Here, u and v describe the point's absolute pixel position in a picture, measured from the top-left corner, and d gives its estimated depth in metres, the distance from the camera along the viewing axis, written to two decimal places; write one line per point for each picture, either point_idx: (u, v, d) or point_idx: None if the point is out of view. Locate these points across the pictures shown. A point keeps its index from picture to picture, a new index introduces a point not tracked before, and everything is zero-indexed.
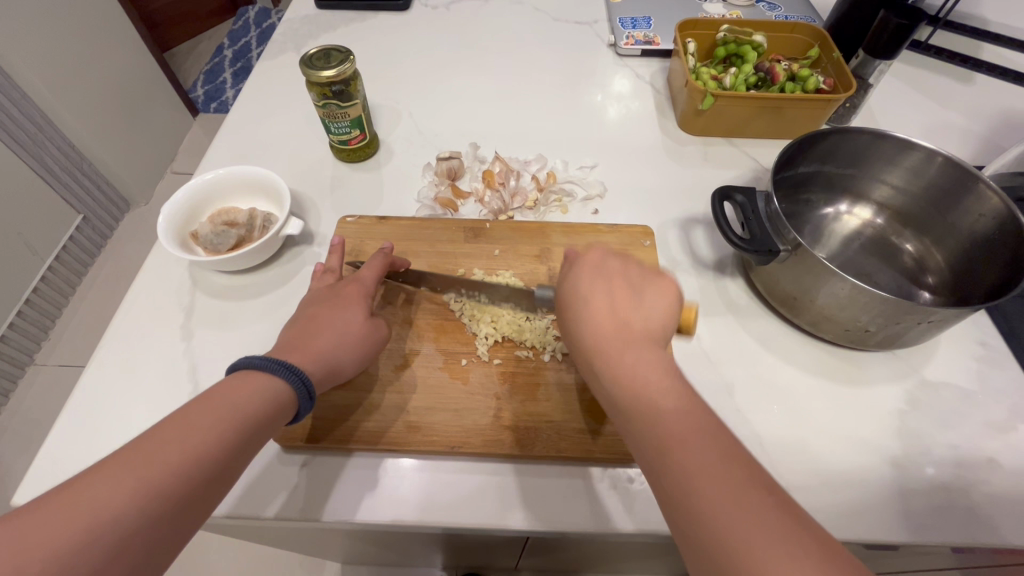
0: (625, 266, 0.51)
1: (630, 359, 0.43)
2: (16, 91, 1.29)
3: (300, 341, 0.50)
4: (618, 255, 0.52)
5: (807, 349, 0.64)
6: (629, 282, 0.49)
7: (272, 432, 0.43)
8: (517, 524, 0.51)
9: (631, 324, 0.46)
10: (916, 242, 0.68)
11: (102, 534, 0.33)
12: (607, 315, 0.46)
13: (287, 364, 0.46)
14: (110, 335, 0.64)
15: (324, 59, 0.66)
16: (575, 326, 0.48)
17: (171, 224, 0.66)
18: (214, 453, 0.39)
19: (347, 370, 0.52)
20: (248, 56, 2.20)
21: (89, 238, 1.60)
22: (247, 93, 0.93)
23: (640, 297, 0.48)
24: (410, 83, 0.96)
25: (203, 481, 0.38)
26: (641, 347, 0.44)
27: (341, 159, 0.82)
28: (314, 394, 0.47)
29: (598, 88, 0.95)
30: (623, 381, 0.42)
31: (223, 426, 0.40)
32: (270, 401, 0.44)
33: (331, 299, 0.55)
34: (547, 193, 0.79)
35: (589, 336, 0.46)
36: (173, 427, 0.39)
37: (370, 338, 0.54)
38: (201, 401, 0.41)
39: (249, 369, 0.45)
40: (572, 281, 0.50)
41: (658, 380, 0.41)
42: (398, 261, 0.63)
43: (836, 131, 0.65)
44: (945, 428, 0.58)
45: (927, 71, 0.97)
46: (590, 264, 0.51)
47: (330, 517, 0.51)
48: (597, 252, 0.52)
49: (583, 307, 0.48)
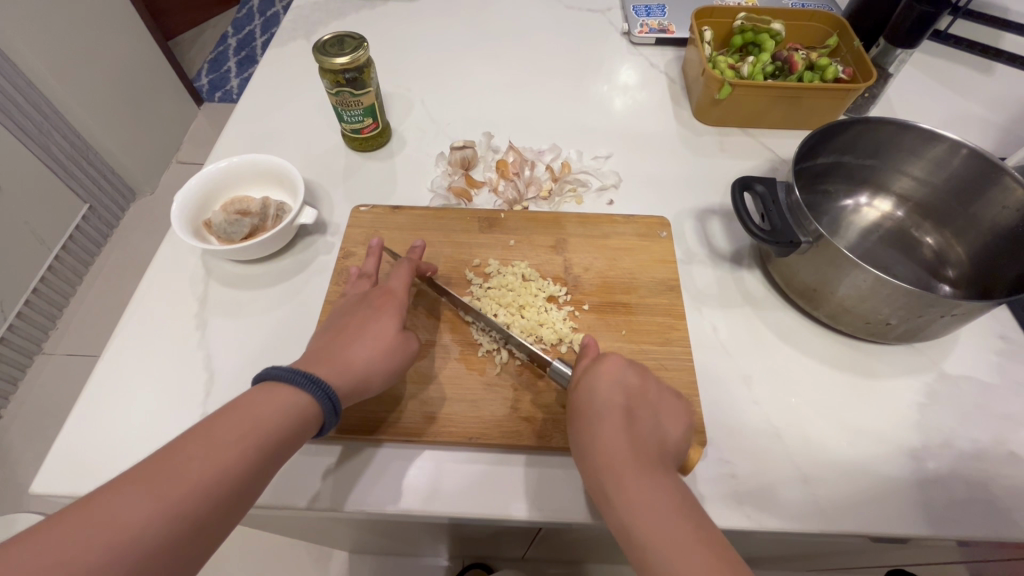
0: (645, 382, 0.49)
1: (641, 483, 0.41)
2: (20, 79, 1.28)
3: (328, 353, 0.49)
4: (637, 367, 0.50)
5: (824, 341, 0.63)
6: (645, 398, 0.48)
7: (295, 447, 0.43)
8: (534, 514, 0.51)
9: (645, 438, 0.44)
10: (937, 235, 0.68)
11: (116, 552, 0.33)
12: (622, 428, 0.44)
13: (311, 377, 0.45)
14: (124, 324, 0.64)
15: (337, 45, 0.65)
16: (584, 435, 0.46)
17: (184, 213, 0.66)
18: (229, 475, 0.38)
19: (375, 386, 0.50)
20: (253, 44, 2.18)
21: (95, 227, 1.60)
22: (257, 81, 0.92)
23: (658, 419, 0.47)
24: (422, 71, 0.94)
25: (226, 498, 0.38)
26: (649, 466, 0.42)
27: (353, 148, 0.82)
28: (338, 409, 0.46)
29: (609, 76, 0.94)
30: (637, 514, 0.39)
31: (247, 442, 0.40)
32: (294, 415, 0.43)
33: (364, 311, 0.54)
34: (562, 183, 0.78)
35: (598, 455, 0.44)
36: (193, 444, 0.39)
37: (403, 350, 0.52)
38: (232, 410, 0.41)
39: (272, 379, 0.44)
40: (586, 385, 0.49)
41: (668, 509, 0.39)
42: (425, 266, 0.62)
43: (858, 122, 0.64)
44: (966, 422, 0.57)
45: (947, 61, 0.95)
46: (607, 370, 0.49)
47: (346, 506, 0.51)
48: (615, 359, 0.50)
49: (597, 412, 0.46)
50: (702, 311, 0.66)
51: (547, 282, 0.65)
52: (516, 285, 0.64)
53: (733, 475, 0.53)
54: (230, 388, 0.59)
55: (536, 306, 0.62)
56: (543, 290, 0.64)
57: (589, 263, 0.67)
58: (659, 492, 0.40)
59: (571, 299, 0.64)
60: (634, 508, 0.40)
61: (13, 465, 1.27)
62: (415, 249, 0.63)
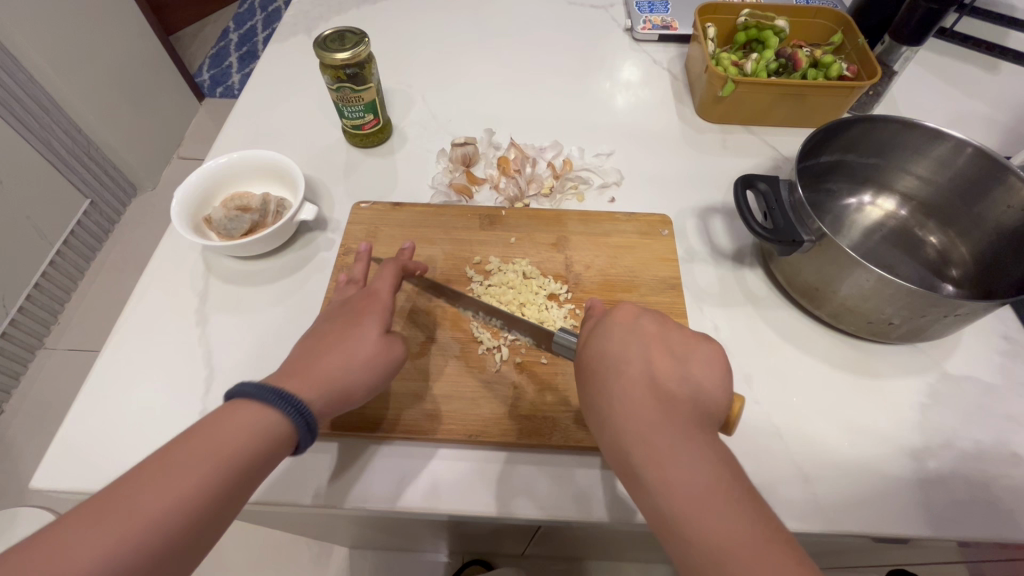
0: (663, 329, 0.47)
1: (669, 437, 0.40)
2: (22, 73, 1.28)
3: (307, 360, 0.47)
4: (653, 315, 0.48)
5: (826, 341, 0.63)
6: (667, 344, 0.46)
7: (265, 470, 0.41)
8: (534, 512, 0.51)
9: (669, 389, 0.43)
10: (941, 235, 0.67)
11: None
12: (644, 382, 0.43)
13: (281, 393, 0.43)
14: (124, 320, 0.64)
15: (338, 40, 0.65)
16: (603, 395, 0.44)
17: (183, 209, 0.65)
18: (191, 503, 0.37)
19: (358, 395, 0.48)
20: (254, 40, 2.18)
21: (97, 223, 1.60)
22: (258, 76, 0.92)
23: (683, 362, 0.44)
24: (424, 68, 0.94)
25: (190, 526, 0.36)
26: (676, 419, 0.41)
27: (354, 144, 0.81)
28: (313, 426, 0.44)
29: (611, 73, 0.93)
30: (668, 478, 0.38)
31: (213, 467, 0.38)
32: (265, 437, 0.41)
33: (347, 316, 0.52)
34: (563, 180, 0.78)
35: (622, 419, 0.42)
36: (156, 470, 0.37)
37: (387, 356, 0.50)
38: (199, 432, 0.40)
39: (240, 397, 0.42)
40: (602, 338, 0.47)
41: (699, 464, 0.38)
42: (414, 265, 0.60)
43: (862, 120, 0.64)
44: (967, 422, 0.57)
45: (952, 59, 0.95)
46: (622, 322, 0.48)
47: (346, 504, 0.51)
48: (629, 311, 0.48)
49: (615, 367, 0.45)
50: (703, 309, 0.66)
51: (547, 280, 0.65)
52: (517, 283, 0.64)
53: None
54: (230, 384, 0.59)
55: (537, 304, 0.62)
56: (544, 287, 0.64)
57: (590, 261, 0.67)
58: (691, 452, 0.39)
59: (572, 297, 0.64)
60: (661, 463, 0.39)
61: (16, 459, 1.28)
62: (405, 250, 0.61)
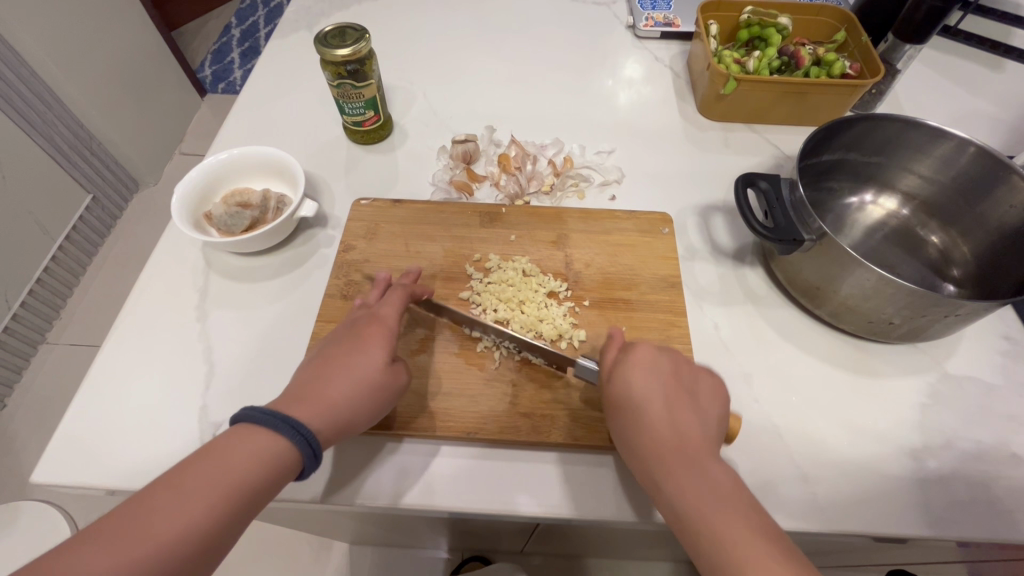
0: (678, 364, 0.50)
1: (688, 463, 0.41)
2: (24, 68, 1.28)
3: (311, 389, 0.47)
4: (671, 352, 0.51)
5: (826, 339, 0.63)
6: (681, 379, 0.48)
7: (268, 498, 0.41)
8: (532, 510, 0.51)
9: (687, 420, 0.45)
10: (942, 234, 0.67)
11: None
12: (663, 413, 0.45)
13: (289, 420, 0.43)
14: (124, 316, 0.64)
15: (339, 37, 0.65)
16: (624, 426, 0.47)
17: (184, 205, 0.66)
18: (190, 536, 0.37)
19: (360, 423, 0.48)
20: (256, 35, 2.17)
21: (99, 218, 1.60)
22: (260, 72, 0.92)
23: (696, 396, 0.47)
24: (425, 64, 0.94)
25: (190, 555, 0.36)
26: (695, 448, 0.42)
27: (355, 141, 0.81)
28: (319, 453, 0.44)
29: (613, 70, 0.93)
30: (690, 500, 0.39)
31: (217, 493, 0.38)
32: (271, 464, 0.41)
33: (352, 339, 0.51)
34: (564, 178, 0.78)
35: (646, 445, 0.44)
36: (160, 496, 0.37)
37: (390, 385, 0.50)
38: (205, 457, 0.40)
39: (248, 422, 0.42)
40: (618, 371, 0.49)
41: (718, 488, 0.39)
42: (420, 290, 0.59)
43: (864, 119, 0.63)
44: (967, 422, 0.57)
45: (956, 57, 0.94)
46: (641, 356, 0.50)
47: (345, 500, 0.52)
48: (647, 347, 0.50)
49: (634, 399, 0.47)
50: (703, 307, 0.66)
51: (547, 278, 0.65)
52: (516, 280, 0.64)
53: None
54: (229, 380, 0.59)
55: (537, 302, 0.62)
56: (544, 285, 0.64)
57: (590, 259, 0.67)
58: (708, 474, 0.40)
59: (571, 295, 0.64)
60: (681, 487, 0.40)
61: (18, 453, 1.29)
62: (409, 274, 0.60)
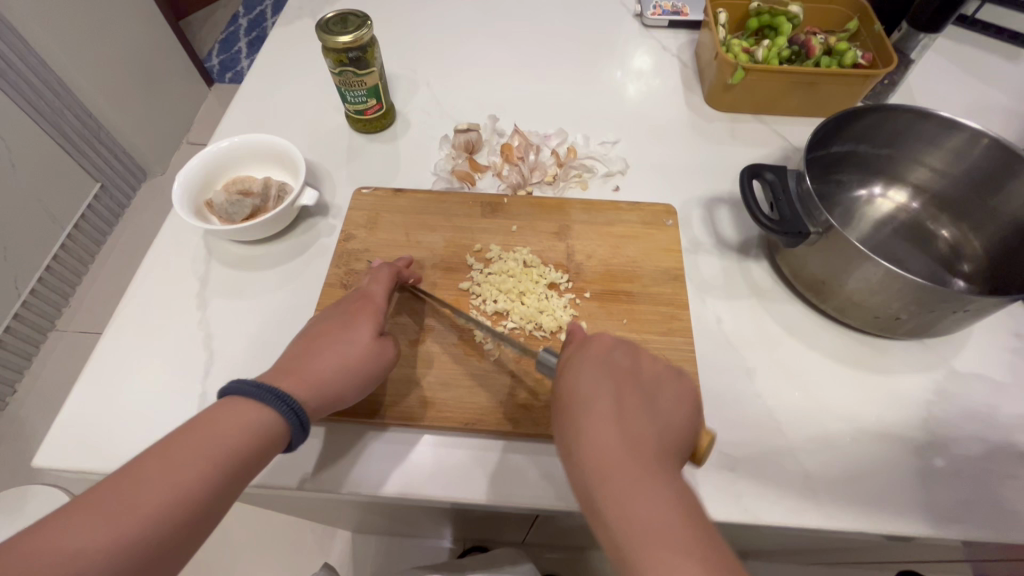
0: (637, 363, 0.46)
1: (637, 489, 0.37)
2: (33, 57, 1.29)
3: (298, 363, 0.47)
4: (627, 346, 0.47)
5: (831, 335, 0.62)
6: (638, 383, 0.45)
7: (261, 466, 0.41)
8: (529, 501, 0.51)
9: (641, 434, 0.40)
10: (953, 228, 0.65)
11: None
12: (614, 423, 0.41)
13: (276, 392, 0.43)
14: (126, 302, 0.64)
15: (340, 24, 0.64)
16: (569, 436, 0.42)
17: (186, 192, 0.65)
18: (182, 505, 0.37)
19: (348, 397, 0.48)
20: (264, 24, 2.17)
21: (107, 207, 1.61)
22: (264, 60, 0.91)
23: (654, 403, 0.43)
24: (429, 53, 0.93)
25: (185, 523, 0.37)
26: (647, 469, 0.38)
27: (357, 130, 0.81)
28: (307, 425, 0.44)
29: (621, 60, 0.92)
30: (635, 529, 0.36)
31: (208, 464, 0.39)
32: (260, 435, 0.41)
33: (341, 315, 0.52)
34: (567, 168, 0.77)
35: (589, 458, 0.40)
36: (149, 467, 0.37)
37: (378, 359, 0.50)
38: (195, 427, 0.40)
39: (238, 395, 0.42)
40: (572, 373, 0.45)
41: (669, 519, 0.36)
42: (408, 274, 0.60)
43: (876, 109, 0.62)
44: (974, 421, 0.56)
45: (973, 47, 0.91)
46: (596, 357, 0.46)
47: (343, 488, 0.52)
48: (606, 341, 0.47)
49: (584, 408, 0.42)
50: (706, 301, 0.65)
51: (548, 269, 0.64)
52: (517, 271, 0.63)
53: (730, 466, 0.53)
54: (229, 368, 0.59)
55: (537, 293, 0.62)
56: (545, 276, 0.63)
57: (592, 250, 0.66)
58: (652, 485, 0.37)
59: (572, 287, 0.63)
60: (625, 517, 0.36)
61: (28, 438, 1.31)
62: (399, 258, 0.61)
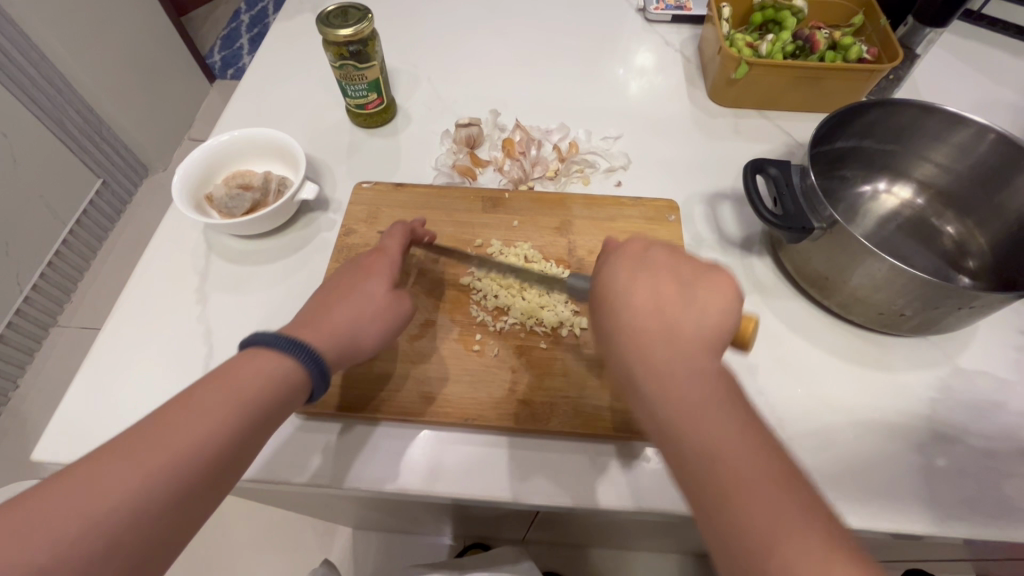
0: (675, 257, 0.43)
1: (678, 374, 0.36)
2: (35, 53, 1.29)
3: (316, 314, 0.47)
4: (663, 244, 0.44)
5: (834, 332, 0.61)
6: (677, 271, 0.42)
7: (287, 413, 0.41)
8: (530, 498, 0.50)
9: (679, 321, 0.38)
10: (959, 224, 0.65)
11: (98, 528, 0.32)
12: (651, 312, 0.39)
13: (294, 341, 0.43)
14: (126, 297, 0.64)
15: (341, 17, 0.64)
16: (609, 330, 0.41)
17: (185, 186, 0.65)
18: (212, 448, 0.37)
19: (368, 347, 0.49)
20: (265, 20, 2.16)
21: (109, 203, 1.61)
22: (264, 55, 0.91)
23: (695, 289, 0.40)
24: (430, 47, 0.92)
25: (217, 468, 0.37)
26: (687, 355, 0.37)
27: (357, 124, 0.80)
28: (327, 374, 0.44)
29: (624, 55, 0.91)
30: (679, 411, 0.34)
31: (237, 407, 0.38)
32: (285, 382, 0.41)
33: (354, 274, 0.52)
34: (569, 164, 0.76)
35: (629, 349, 0.39)
36: (175, 412, 0.37)
37: (395, 311, 0.51)
38: (220, 375, 0.40)
39: (258, 345, 0.42)
40: (605, 275, 0.44)
41: (711, 400, 0.34)
42: (422, 232, 0.61)
43: (880, 104, 0.61)
44: (979, 419, 0.55)
45: (979, 42, 0.91)
46: (631, 254, 0.44)
47: (343, 483, 0.51)
48: (638, 242, 0.45)
49: (621, 303, 0.41)
50: None
51: (550, 264, 0.64)
52: (518, 266, 0.63)
53: None
54: None
55: (538, 289, 0.61)
56: (546, 271, 0.63)
57: (594, 246, 0.66)
58: (687, 375, 0.36)
59: None
60: (669, 398, 0.35)
61: (30, 433, 1.31)
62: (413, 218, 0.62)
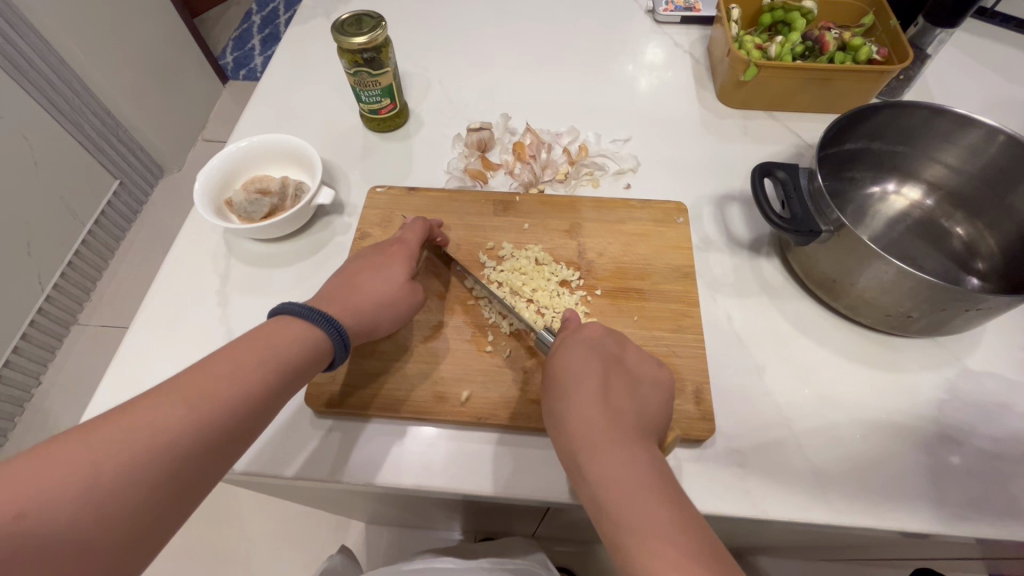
0: (622, 354, 0.50)
1: (616, 453, 0.41)
2: (53, 57, 1.32)
3: (341, 292, 0.53)
4: (615, 335, 0.52)
5: (843, 333, 0.62)
6: (622, 368, 0.48)
7: (310, 375, 0.47)
8: (542, 495, 0.52)
9: (623, 413, 0.44)
10: (968, 226, 0.65)
11: (151, 455, 0.36)
12: (598, 400, 0.45)
13: (324, 314, 0.48)
14: (150, 300, 0.66)
15: (355, 25, 0.65)
16: (557, 409, 0.46)
17: (206, 193, 0.67)
18: (248, 398, 0.42)
19: (382, 329, 0.54)
20: (276, 22, 2.18)
21: (126, 204, 1.64)
22: (279, 61, 0.93)
23: (637, 385, 0.47)
24: (441, 52, 0.93)
25: (248, 416, 0.42)
26: (627, 439, 0.42)
27: (371, 129, 0.82)
28: (348, 343, 0.50)
29: (634, 56, 0.92)
30: (613, 487, 0.39)
31: (271, 365, 0.44)
32: (311, 347, 0.47)
33: (376, 256, 0.58)
34: (578, 166, 0.77)
35: (574, 429, 0.44)
36: (218, 364, 0.42)
37: (410, 297, 0.56)
38: (256, 335, 0.45)
39: (290, 313, 0.48)
40: (561, 356, 0.49)
41: (645, 478, 0.40)
42: (439, 231, 0.65)
43: (890, 106, 0.61)
44: (986, 420, 0.56)
45: (993, 41, 0.90)
46: (588, 343, 0.50)
47: (361, 480, 0.53)
48: (597, 332, 0.51)
49: (570, 389, 0.46)
50: (716, 298, 0.65)
51: (560, 266, 0.65)
52: (529, 269, 0.64)
53: (740, 462, 0.53)
54: None
55: (548, 291, 0.63)
56: (556, 274, 0.64)
57: (604, 248, 0.67)
58: (628, 457, 0.41)
59: (583, 284, 0.64)
60: (607, 475, 0.40)
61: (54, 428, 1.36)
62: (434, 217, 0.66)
